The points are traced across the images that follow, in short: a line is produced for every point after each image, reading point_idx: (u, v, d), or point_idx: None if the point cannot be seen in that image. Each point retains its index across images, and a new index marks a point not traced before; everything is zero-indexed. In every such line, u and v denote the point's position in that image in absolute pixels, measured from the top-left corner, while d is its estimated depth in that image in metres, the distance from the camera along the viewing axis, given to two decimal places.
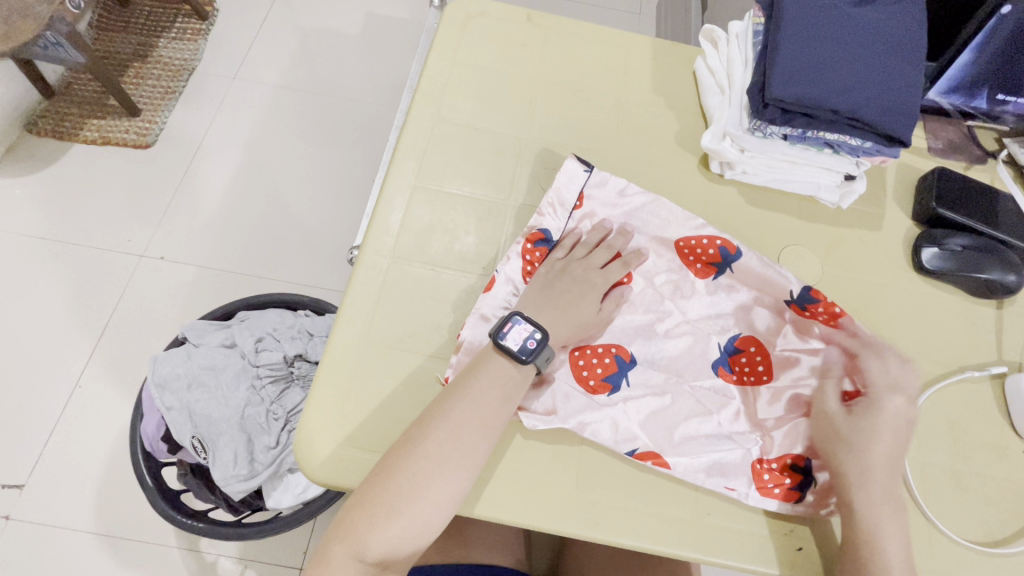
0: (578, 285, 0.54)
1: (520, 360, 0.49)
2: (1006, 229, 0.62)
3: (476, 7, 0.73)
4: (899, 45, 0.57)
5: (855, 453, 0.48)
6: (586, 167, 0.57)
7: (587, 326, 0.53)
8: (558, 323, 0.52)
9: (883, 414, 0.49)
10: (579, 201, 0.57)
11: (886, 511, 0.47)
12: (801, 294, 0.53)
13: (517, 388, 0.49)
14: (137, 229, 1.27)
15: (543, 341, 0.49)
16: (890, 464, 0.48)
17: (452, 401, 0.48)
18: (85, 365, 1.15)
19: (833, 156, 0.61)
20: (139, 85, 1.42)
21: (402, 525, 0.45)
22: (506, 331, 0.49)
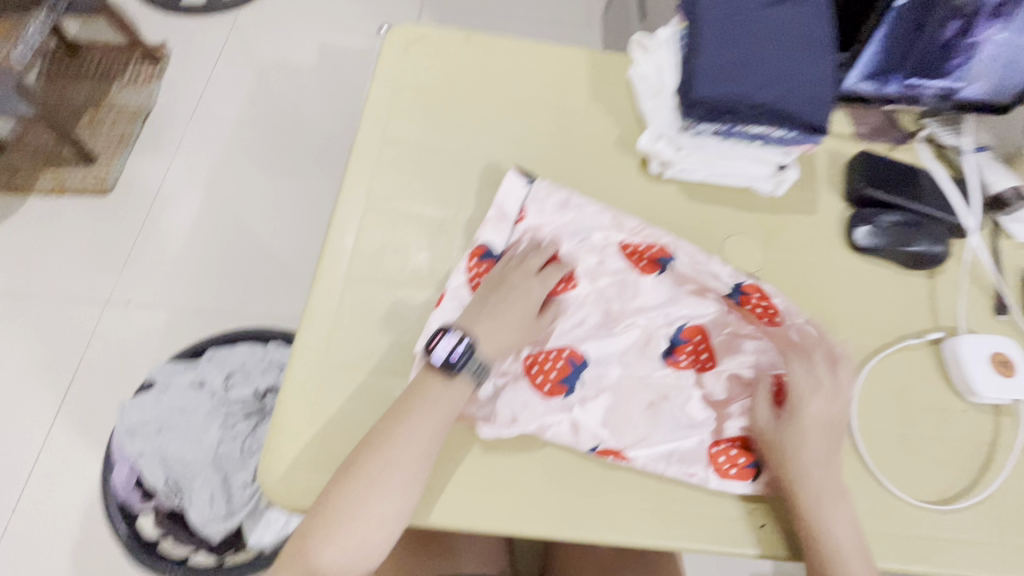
0: (516, 293, 0.55)
1: (451, 370, 0.50)
2: (928, 203, 0.66)
3: (416, 32, 0.75)
4: (809, 41, 0.60)
5: (794, 455, 0.50)
6: (525, 179, 0.61)
7: (528, 329, 0.55)
8: (498, 330, 0.53)
9: (808, 416, 0.51)
10: (520, 214, 0.59)
11: (836, 513, 0.49)
12: (734, 289, 0.56)
13: (455, 401, 0.50)
14: (100, 276, 1.26)
15: (471, 347, 0.51)
16: (828, 465, 0.50)
17: (393, 430, 0.48)
18: (55, 417, 1.12)
19: (763, 148, 0.64)
20: (94, 132, 1.42)
21: (341, 545, 0.45)
22: (436, 345, 0.51)
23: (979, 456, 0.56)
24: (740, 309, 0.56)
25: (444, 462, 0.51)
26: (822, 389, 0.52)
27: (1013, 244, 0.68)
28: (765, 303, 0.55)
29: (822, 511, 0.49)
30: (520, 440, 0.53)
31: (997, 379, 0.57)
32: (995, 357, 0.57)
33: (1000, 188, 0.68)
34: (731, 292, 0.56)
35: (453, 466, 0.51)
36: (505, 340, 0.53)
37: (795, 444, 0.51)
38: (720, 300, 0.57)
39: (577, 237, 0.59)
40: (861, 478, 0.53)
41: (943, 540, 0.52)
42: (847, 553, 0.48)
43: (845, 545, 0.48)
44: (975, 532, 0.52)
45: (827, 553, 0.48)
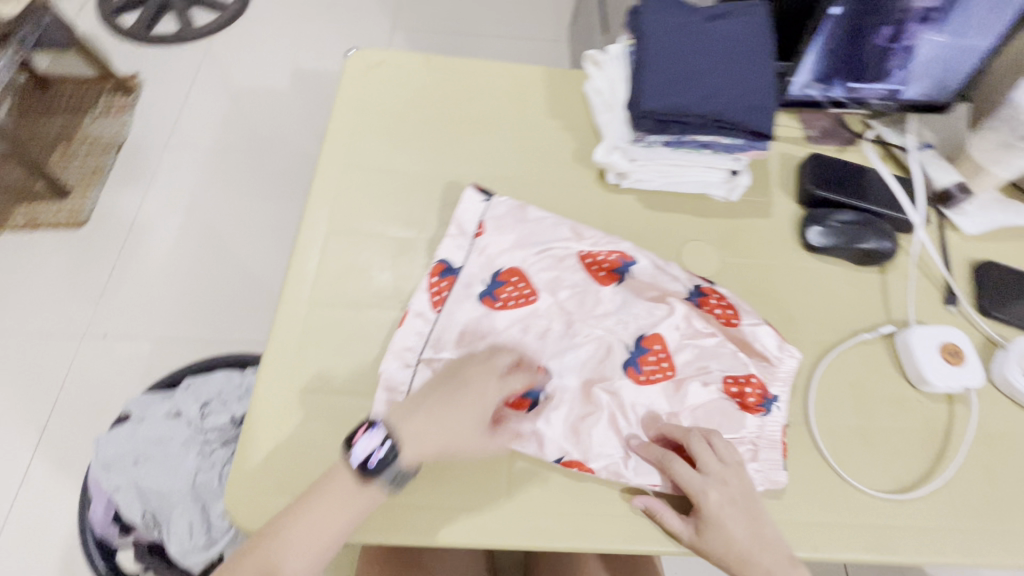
0: (465, 390, 0.49)
1: (367, 475, 0.46)
2: (875, 202, 0.69)
3: (376, 57, 0.77)
4: (750, 51, 0.63)
5: (724, 546, 0.49)
6: (484, 196, 0.63)
7: (466, 436, 0.48)
8: (432, 431, 0.47)
9: (715, 512, 0.49)
10: (479, 229, 0.61)
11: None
12: (694, 291, 0.60)
13: (351, 507, 0.46)
14: (76, 309, 1.25)
15: (393, 451, 0.46)
16: (763, 550, 0.49)
17: (268, 551, 0.44)
18: (32, 455, 1.11)
19: (713, 156, 0.66)
20: (67, 165, 1.42)
21: None
22: (356, 439, 0.46)
23: (935, 443, 0.57)
24: (700, 310, 0.59)
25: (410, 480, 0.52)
26: (715, 478, 0.51)
27: (960, 236, 0.71)
28: (723, 306, 0.59)
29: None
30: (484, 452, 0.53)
31: (948, 368, 0.58)
32: (945, 347, 0.59)
33: (943, 183, 0.71)
34: (691, 294, 0.60)
35: (418, 483, 0.52)
36: (432, 446, 0.47)
37: (720, 534, 0.49)
38: (684, 301, 0.59)
39: (536, 250, 0.60)
40: (820, 473, 0.55)
41: (900, 529, 0.53)
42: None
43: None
44: (932, 519, 0.54)
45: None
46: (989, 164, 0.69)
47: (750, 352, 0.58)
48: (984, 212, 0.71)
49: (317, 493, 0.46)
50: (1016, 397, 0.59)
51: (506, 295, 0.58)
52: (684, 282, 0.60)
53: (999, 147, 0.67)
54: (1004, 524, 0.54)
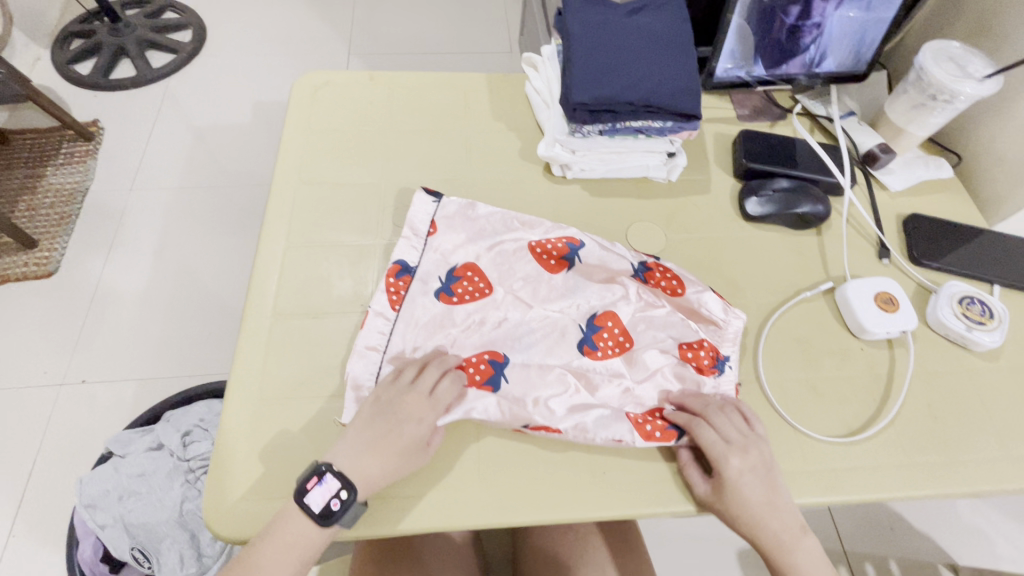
0: (399, 421, 0.52)
1: (325, 523, 0.48)
2: (806, 168, 0.73)
3: (322, 78, 0.80)
4: (671, 40, 0.67)
5: (740, 510, 0.51)
6: (433, 198, 0.65)
7: (409, 459, 0.51)
8: (377, 464, 0.50)
9: (737, 479, 0.51)
10: (431, 228, 0.63)
11: (795, 557, 0.51)
12: (639, 267, 0.63)
13: (312, 542, 0.49)
14: (52, 358, 1.24)
15: (349, 500, 0.48)
16: (777, 516, 0.51)
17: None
18: (17, 512, 1.09)
19: (649, 140, 0.70)
20: (32, 216, 1.41)
21: None
22: (309, 490, 0.48)
23: (880, 386, 0.61)
24: (647, 285, 0.63)
25: None
26: (737, 446, 0.52)
27: (888, 193, 0.76)
28: (667, 278, 0.62)
29: (781, 558, 0.51)
30: (451, 438, 0.55)
31: (885, 315, 0.62)
32: (880, 296, 0.63)
33: (867, 146, 0.75)
34: (637, 270, 0.63)
35: None
36: (380, 476, 0.50)
37: (735, 500, 0.51)
38: (632, 276, 0.63)
39: (489, 242, 0.64)
40: (773, 425, 0.58)
41: (853, 468, 0.56)
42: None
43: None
44: (882, 456, 0.57)
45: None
46: (907, 125, 0.74)
47: (696, 318, 0.62)
48: (908, 169, 0.76)
49: (275, 532, 0.48)
50: (950, 335, 0.64)
51: (461, 292, 0.61)
52: (631, 258, 0.62)
53: (914, 107, 0.72)
54: (948, 454, 0.57)
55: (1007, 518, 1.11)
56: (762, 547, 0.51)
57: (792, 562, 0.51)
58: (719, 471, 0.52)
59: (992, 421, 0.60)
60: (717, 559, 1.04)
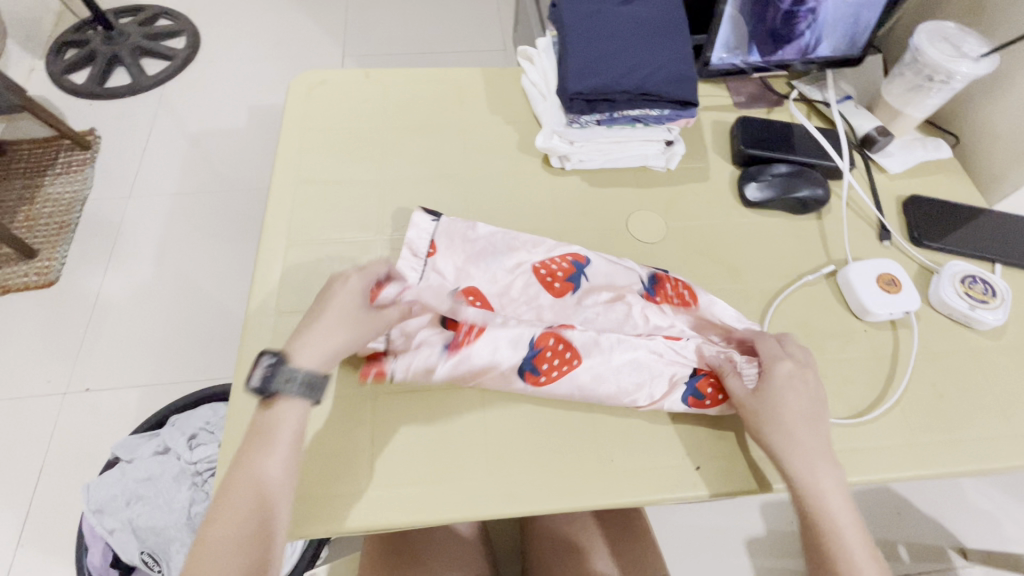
0: (327, 294, 0.52)
1: (269, 395, 0.47)
2: (804, 153, 0.73)
3: (318, 77, 0.80)
4: (666, 28, 0.67)
5: (778, 419, 0.51)
6: (432, 217, 0.64)
7: (348, 322, 0.51)
8: (322, 338, 0.49)
9: (780, 382, 0.53)
10: (431, 249, 0.62)
11: (813, 468, 0.50)
12: (647, 282, 0.62)
13: (283, 434, 0.47)
14: (56, 366, 1.24)
15: (277, 362, 0.48)
16: (806, 424, 0.51)
17: (218, 523, 0.43)
18: (24, 521, 1.09)
19: (646, 129, 0.70)
20: (32, 226, 1.41)
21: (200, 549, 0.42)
22: (251, 374, 0.48)
23: (884, 367, 0.61)
24: (658, 300, 0.61)
25: (388, 465, 0.53)
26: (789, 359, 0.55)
27: (887, 176, 0.76)
28: (677, 290, 0.61)
29: (799, 468, 0.50)
30: (458, 434, 0.55)
31: (887, 296, 0.62)
32: (882, 278, 0.63)
33: (865, 129, 0.75)
34: (647, 283, 0.61)
35: (396, 461, 0.54)
36: (330, 348, 0.49)
37: (775, 405, 0.52)
38: (642, 291, 0.61)
39: (490, 262, 0.62)
40: None
41: (859, 449, 0.56)
42: (846, 527, 0.48)
43: (829, 500, 0.49)
44: (887, 436, 0.57)
45: (813, 504, 0.49)
46: (903, 106, 0.74)
47: (719, 331, 0.60)
48: (906, 151, 0.76)
49: (248, 438, 0.47)
50: (953, 315, 0.64)
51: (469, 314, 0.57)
52: (640, 271, 0.62)
53: (911, 88, 0.73)
54: (954, 432, 0.57)
55: (1011, 498, 1.12)
56: (780, 454, 0.50)
57: (808, 473, 0.49)
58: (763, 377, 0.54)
59: (996, 398, 0.60)
60: (726, 548, 1.04)
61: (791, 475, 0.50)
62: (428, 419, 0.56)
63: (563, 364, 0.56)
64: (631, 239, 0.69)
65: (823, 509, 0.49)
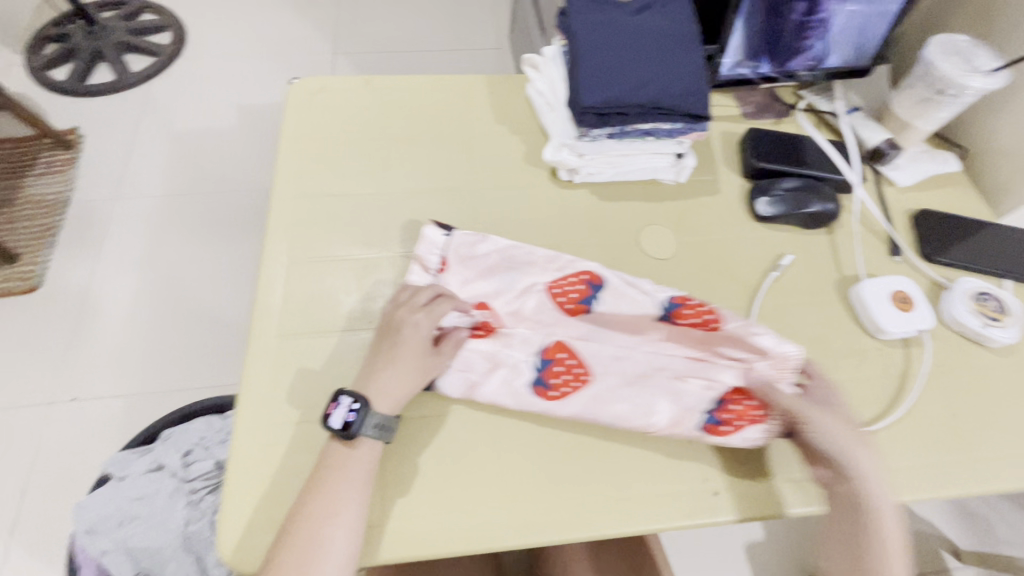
0: (398, 333, 0.54)
1: (349, 437, 0.50)
2: (815, 166, 0.73)
3: (317, 84, 0.78)
4: (677, 39, 0.66)
5: (852, 435, 0.52)
6: (445, 231, 0.62)
7: (422, 369, 0.53)
8: (391, 377, 0.52)
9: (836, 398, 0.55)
10: (443, 264, 0.61)
11: (877, 481, 0.51)
12: (665, 307, 0.59)
13: (357, 465, 0.49)
14: (41, 376, 1.20)
15: (362, 410, 0.50)
16: (856, 433, 0.52)
17: (300, 541, 0.46)
18: (10, 537, 1.06)
19: (657, 141, 0.69)
20: (12, 229, 1.37)
21: (303, 551, 0.46)
22: (331, 414, 0.50)
23: (892, 384, 0.61)
24: (676, 324, 0.58)
25: (400, 495, 0.52)
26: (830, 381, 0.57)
27: (896, 189, 0.75)
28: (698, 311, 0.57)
29: (861, 471, 0.51)
30: (473, 461, 0.54)
31: (900, 315, 0.62)
32: (895, 295, 0.63)
33: (874, 142, 0.75)
34: (665, 308, 0.59)
35: (412, 489, 0.52)
36: (403, 392, 0.52)
37: (845, 420, 0.53)
38: (660, 312, 0.59)
39: (502, 278, 0.61)
40: None
41: None
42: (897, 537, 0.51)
43: (887, 514, 0.51)
44: (903, 457, 0.57)
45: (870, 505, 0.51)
46: (912, 119, 0.74)
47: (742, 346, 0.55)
48: (915, 163, 0.76)
49: (321, 467, 0.49)
50: (965, 332, 0.63)
51: (485, 323, 0.58)
52: (658, 294, 0.59)
53: (920, 101, 0.72)
54: (969, 453, 0.57)
55: (1007, 504, 1.13)
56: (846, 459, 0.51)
57: (872, 485, 0.51)
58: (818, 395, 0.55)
59: (1010, 417, 0.59)
60: (728, 558, 1.03)
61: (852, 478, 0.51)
62: (443, 446, 0.54)
63: (574, 379, 0.56)
64: (642, 255, 0.67)
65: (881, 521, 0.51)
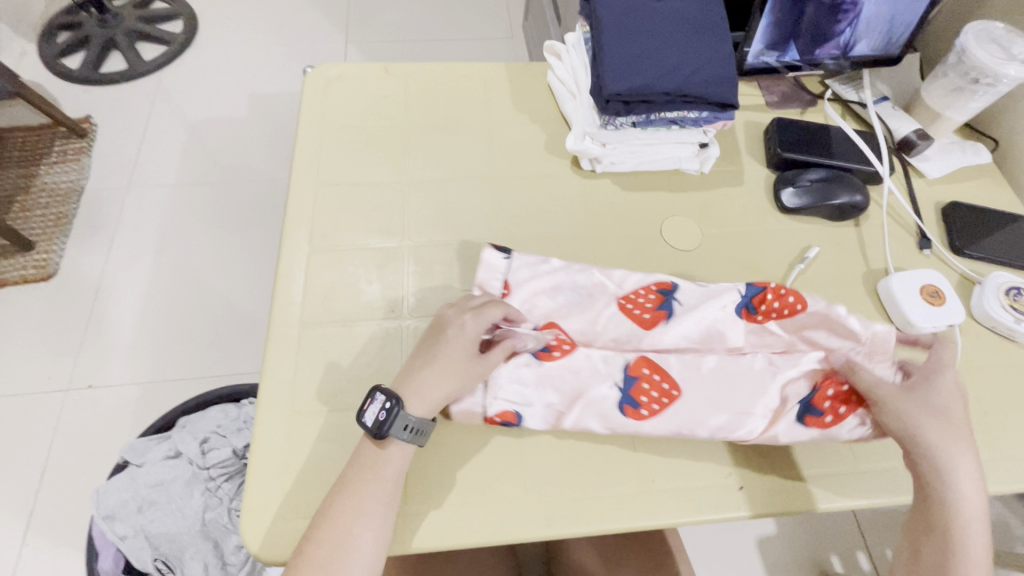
0: (441, 337, 0.52)
1: (381, 437, 0.48)
2: (843, 157, 0.71)
3: (335, 71, 0.77)
4: (705, 25, 0.65)
5: (946, 425, 0.49)
6: (504, 254, 0.60)
7: (463, 374, 0.51)
8: (428, 379, 0.50)
9: (947, 387, 0.51)
10: (506, 289, 0.59)
11: (964, 479, 0.48)
12: (747, 295, 0.59)
13: (389, 465, 0.49)
14: (57, 363, 1.21)
15: (393, 409, 0.48)
16: (956, 428, 0.50)
17: (328, 536, 0.46)
18: (28, 521, 1.07)
19: (682, 130, 0.68)
20: (27, 217, 1.37)
21: (330, 545, 0.45)
22: (365, 410, 0.49)
23: None
24: (758, 316, 0.58)
25: (423, 485, 0.52)
26: (943, 368, 0.53)
27: (925, 181, 0.74)
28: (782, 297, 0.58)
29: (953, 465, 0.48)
30: (495, 452, 0.54)
31: (931, 309, 0.61)
32: (926, 289, 0.62)
33: (904, 133, 0.73)
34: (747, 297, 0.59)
35: (434, 480, 0.52)
36: (439, 396, 0.50)
37: (942, 410, 0.50)
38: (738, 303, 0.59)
39: (568, 296, 0.59)
40: None
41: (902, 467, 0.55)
42: (980, 541, 0.48)
43: (971, 515, 0.48)
44: None
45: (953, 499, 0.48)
46: (943, 109, 0.72)
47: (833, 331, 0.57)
48: (945, 155, 0.74)
49: (353, 465, 0.49)
50: (996, 328, 0.62)
51: (558, 342, 0.55)
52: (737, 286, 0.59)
53: (953, 90, 0.70)
54: (1000, 450, 0.56)
55: None
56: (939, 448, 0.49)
57: (959, 483, 0.48)
58: (922, 381, 0.52)
59: None
60: (741, 552, 1.02)
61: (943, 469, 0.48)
62: (465, 437, 0.54)
63: (663, 395, 0.54)
64: (666, 247, 0.66)
65: (962, 521, 0.48)
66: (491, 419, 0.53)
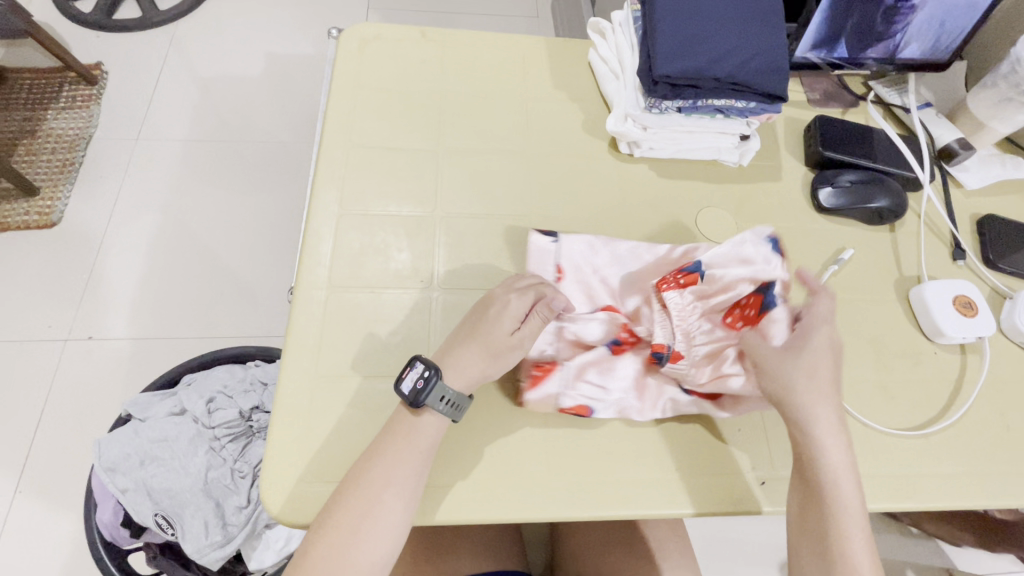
0: (483, 314, 0.51)
1: (417, 405, 0.47)
2: (883, 160, 0.70)
3: (370, 32, 0.74)
4: (761, 13, 0.63)
5: (797, 371, 0.48)
6: (551, 238, 0.59)
7: (496, 351, 0.49)
8: (467, 357, 0.49)
9: (818, 342, 0.49)
10: (558, 272, 0.58)
11: (828, 427, 0.47)
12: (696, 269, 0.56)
13: (420, 438, 0.48)
14: (56, 313, 1.19)
15: (432, 377, 0.48)
16: (834, 391, 0.48)
17: (358, 502, 0.45)
18: (22, 469, 1.06)
19: (725, 120, 0.66)
20: (33, 162, 1.34)
21: (362, 513, 0.45)
22: (403, 377, 0.49)
23: (951, 391, 0.60)
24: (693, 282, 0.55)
25: (445, 459, 0.51)
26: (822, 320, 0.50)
27: (962, 192, 0.73)
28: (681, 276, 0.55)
29: (815, 426, 0.47)
30: (521, 430, 0.53)
31: (963, 320, 0.60)
32: (959, 299, 0.61)
33: (946, 141, 0.72)
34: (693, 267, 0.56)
35: (458, 454, 0.51)
36: (474, 371, 0.49)
37: (798, 366, 0.48)
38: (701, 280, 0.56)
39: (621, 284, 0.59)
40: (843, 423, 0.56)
41: (925, 474, 0.55)
42: (845, 489, 0.46)
43: (835, 468, 0.47)
44: (953, 463, 0.56)
45: (826, 477, 0.46)
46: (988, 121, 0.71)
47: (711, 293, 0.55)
48: (985, 167, 0.73)
49: (386, 433, 0.48)
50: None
51: (626, 335, 0.56)
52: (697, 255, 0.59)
53: (999, 101, 0.69)
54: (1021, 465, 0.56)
55: None
56: (802, 421, 0.47)
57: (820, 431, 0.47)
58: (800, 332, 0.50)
59: None
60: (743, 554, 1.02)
61: (808, 441, 0.47)
62: (489, 414, 0.53)
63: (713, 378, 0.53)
64: (700, 238, 0.65)
65: (830, 474, 0.46)
66: (574, 412, 0.53)
